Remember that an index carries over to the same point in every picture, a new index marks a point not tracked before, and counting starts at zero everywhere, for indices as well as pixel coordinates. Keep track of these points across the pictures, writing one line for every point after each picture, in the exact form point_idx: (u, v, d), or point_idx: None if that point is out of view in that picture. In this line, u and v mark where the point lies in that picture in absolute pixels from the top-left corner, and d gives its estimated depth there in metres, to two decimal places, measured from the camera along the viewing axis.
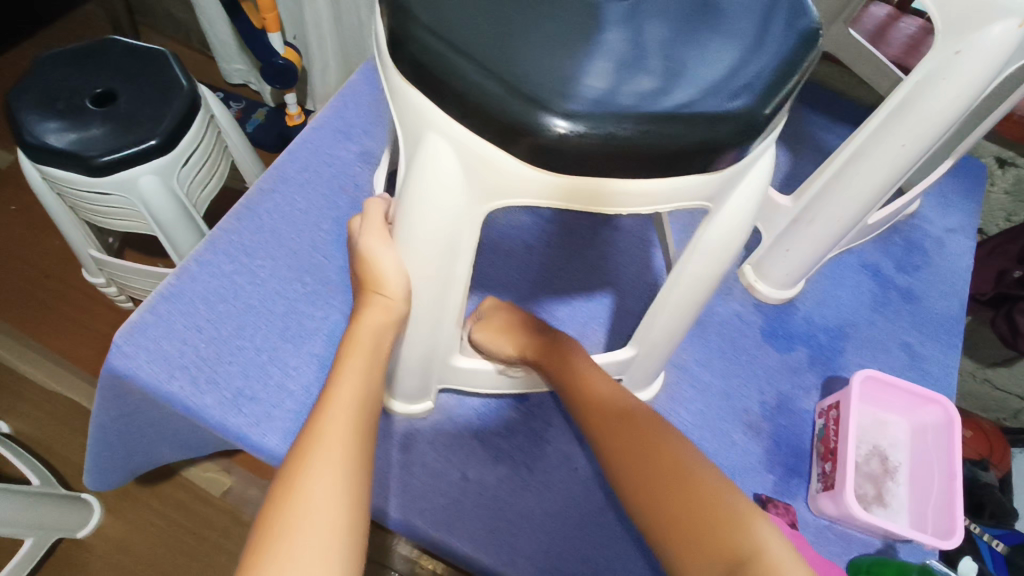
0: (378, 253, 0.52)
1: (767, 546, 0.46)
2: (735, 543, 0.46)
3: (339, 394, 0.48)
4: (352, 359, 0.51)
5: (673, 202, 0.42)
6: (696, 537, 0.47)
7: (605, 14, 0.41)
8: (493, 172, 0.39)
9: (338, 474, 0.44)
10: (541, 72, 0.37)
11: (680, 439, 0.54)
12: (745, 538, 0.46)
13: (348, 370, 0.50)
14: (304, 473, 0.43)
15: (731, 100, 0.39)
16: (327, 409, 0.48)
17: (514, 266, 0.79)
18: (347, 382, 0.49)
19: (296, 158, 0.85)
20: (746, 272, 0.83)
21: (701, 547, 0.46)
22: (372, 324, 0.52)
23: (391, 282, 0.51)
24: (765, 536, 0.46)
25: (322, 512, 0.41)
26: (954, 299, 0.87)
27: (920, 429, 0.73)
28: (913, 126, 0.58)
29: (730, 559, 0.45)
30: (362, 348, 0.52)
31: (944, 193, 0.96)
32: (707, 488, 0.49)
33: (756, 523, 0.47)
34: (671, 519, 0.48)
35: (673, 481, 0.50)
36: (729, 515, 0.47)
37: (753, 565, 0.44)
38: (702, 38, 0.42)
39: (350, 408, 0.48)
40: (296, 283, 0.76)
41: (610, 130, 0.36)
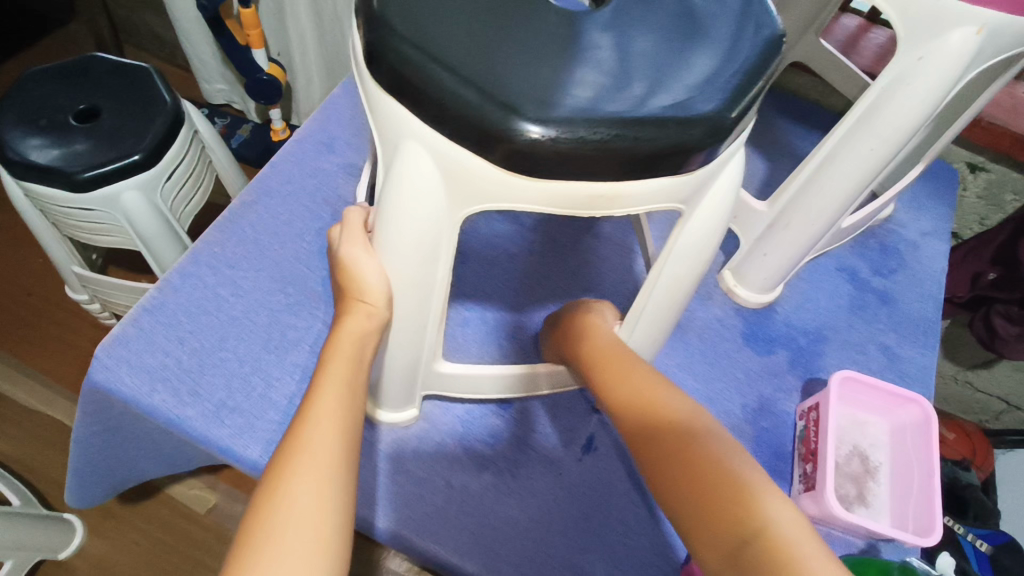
0: (359, 259, 0.52)
1: (780, 519, 0.44)
2: (749, 517, 0.44)
3: (323, 398, 0.49)
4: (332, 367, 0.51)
5: (650, 203, 0.42)
6: (709, 513, 0.46)
7: (580, 20, 0.40)
8: (468, 178, 0.39)
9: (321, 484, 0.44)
10: (514, 78, 0.37)
11: (699, 414, 0.53)
12: (762, 517, 0.44)
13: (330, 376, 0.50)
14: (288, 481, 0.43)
15: (700, 103, 0.38)
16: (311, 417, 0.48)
17: (497, 275, 0.80)
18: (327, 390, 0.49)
19: (278, 171, 0.85)
20: (726, 277, 0.84)
21: (714, 522, 0.45)
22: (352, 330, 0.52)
23: (372, 289, 0.51)
24: (775, 511, 0.45)
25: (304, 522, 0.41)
26: (929, 300, 0.89)
27: (900, 429, 0.74)
28: (881, 129, 0.60)
29: (742, 533, 0.44)
30: (345, 355, 0.52)
31: (917, 197, 0.98)
32: (720, 464, 0.48)
33: (768, 497, 0.46)
34: (686, 496, 0.47)
35: (689, 456, 0.49)
36: (742, 490, 0.46)
37: (763, 540, 0.43)
38: (674, 42, 0.41)
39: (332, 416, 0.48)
40: (279, 294, 0.76)
41: (583, 135, 0.36)
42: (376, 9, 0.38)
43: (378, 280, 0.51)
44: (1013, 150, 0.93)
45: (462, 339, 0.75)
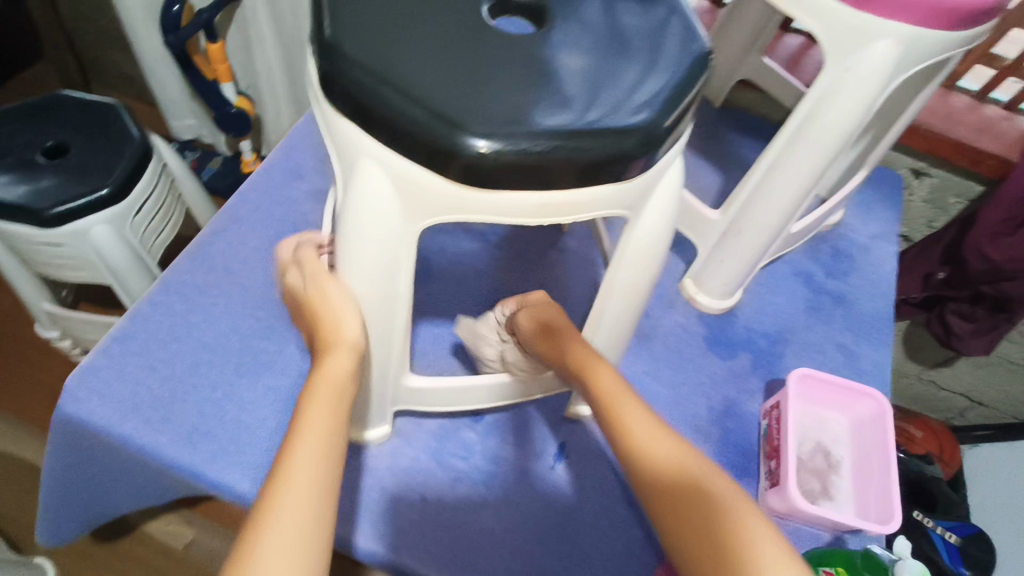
0: (333, 296, 0.51)
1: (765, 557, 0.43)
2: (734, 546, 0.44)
3: (303, 440, 0.45)
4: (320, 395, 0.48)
5: (595, 210, 0.45)
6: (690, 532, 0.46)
7: (518, 41, 0.43)
8: (422, 191, 0.41)
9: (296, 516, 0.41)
10: (459, 97, 0.39)
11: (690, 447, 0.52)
12: (746, 545, 0.44)
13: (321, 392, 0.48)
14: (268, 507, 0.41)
15: (634, 115, 0.41)
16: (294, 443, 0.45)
17: (465, 292, 0.82)
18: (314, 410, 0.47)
19: (247, 199, 0.87)
20: (687, 284, 0.87)
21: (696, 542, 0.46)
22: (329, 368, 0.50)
23: (348, 333, 0.50)
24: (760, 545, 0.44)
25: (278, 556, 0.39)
26: (882, 300, 0.93)
27: (859, 423, 0.77)
28: (817, 137, 0.64)
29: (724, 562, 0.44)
30: (327, 393, 0.48)
31: (866, 203, 1.03)
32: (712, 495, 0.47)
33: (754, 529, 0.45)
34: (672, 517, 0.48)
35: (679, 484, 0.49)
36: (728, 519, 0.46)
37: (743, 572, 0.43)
38: (609, 59, 0.44)
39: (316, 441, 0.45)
40: (250, 318, 0.77)
41: (525, 147, 0.38)
42: (328, 37, 0.41)
43: (355, 325, 0.51)
44: (953, 155, 0.98)
45: (433, 356, 0.76)
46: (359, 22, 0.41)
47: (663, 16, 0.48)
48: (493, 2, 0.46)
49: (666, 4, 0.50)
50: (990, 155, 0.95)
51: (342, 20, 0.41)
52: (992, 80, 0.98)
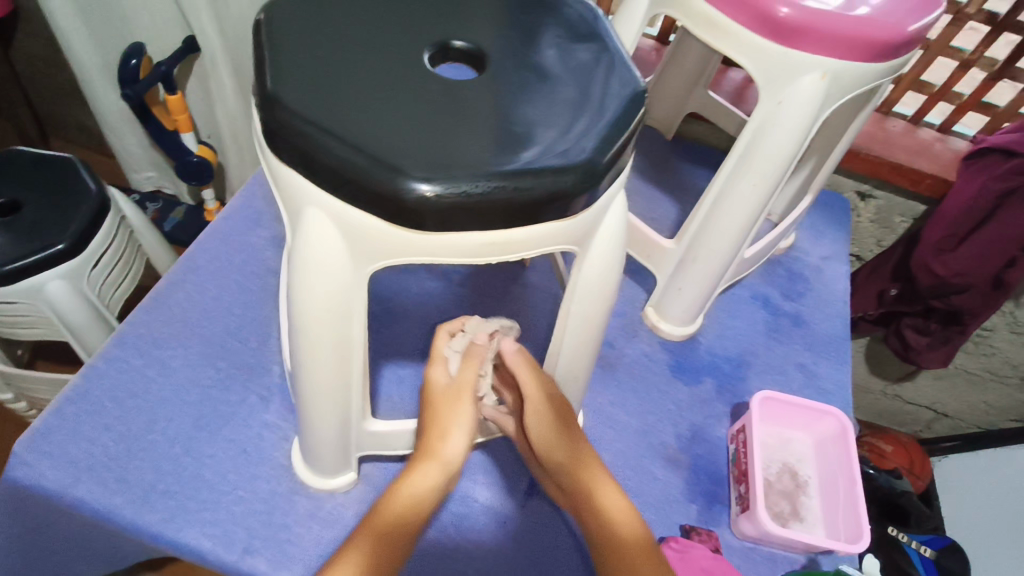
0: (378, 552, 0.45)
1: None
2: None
3: None
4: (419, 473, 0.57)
5: (542, 246, 0.46)
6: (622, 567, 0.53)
7: (458, 87, 0.45)
8: (368, 235, 0.42)
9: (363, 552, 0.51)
10: (400, 142, 0.40)
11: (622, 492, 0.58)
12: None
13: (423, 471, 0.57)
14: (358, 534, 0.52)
15: (573, 154, 0.43)
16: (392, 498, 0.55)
17: (429, 331, 0.82)
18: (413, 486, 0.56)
19: (205, 249, 0.86)
20: (649, 313, 0.88)
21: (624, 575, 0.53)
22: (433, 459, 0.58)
23: None
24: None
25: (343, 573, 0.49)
26: (838, 319, 0.95)
27: (822, 442, 0.79)
28: (758, 166, 0.67)
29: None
30: None
31: (817, 226, 1.07)
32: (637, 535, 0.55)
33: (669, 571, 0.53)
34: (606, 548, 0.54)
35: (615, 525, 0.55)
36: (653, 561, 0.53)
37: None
38: (548, 101, 0.46)
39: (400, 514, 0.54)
40: (210, 369, 0.76)
41: (466, 189, 0.39)
42: (269, 89, 0.41)
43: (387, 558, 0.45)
44: (892, 176, 1.03)
45: (397, 397, 0.76)
46: (300, 74, 0.42)
47: (598, 58, 0.51)
48: (433, 50, 0.48)
49: (601, 46, 0.52)
50: (928, 175, 1.00)
51: (284, 72, 0.42)
52: (923, 105, 1.03)
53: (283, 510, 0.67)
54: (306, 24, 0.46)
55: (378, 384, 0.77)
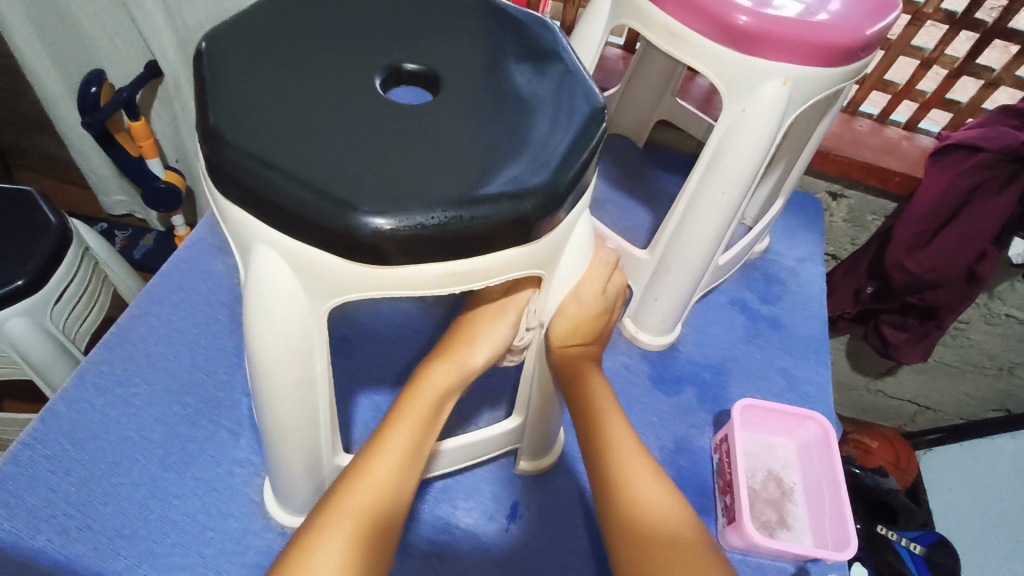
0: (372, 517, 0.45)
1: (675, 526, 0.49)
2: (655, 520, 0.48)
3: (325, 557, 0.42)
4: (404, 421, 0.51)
5: (505, 274, 0.44)
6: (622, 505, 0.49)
7: (411, 113, 0.44)
8: (322, 271, 0.40)
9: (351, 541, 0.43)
10: (352, 175, 0.39)
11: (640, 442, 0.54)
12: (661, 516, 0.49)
13: (394, 435, 0.50)
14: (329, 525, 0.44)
15: (532, 177, 0.42)
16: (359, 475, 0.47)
17: (405, 354, 0.81)
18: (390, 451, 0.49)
19: (169, 279, 0.84)
20: (627, 324, 0.87)
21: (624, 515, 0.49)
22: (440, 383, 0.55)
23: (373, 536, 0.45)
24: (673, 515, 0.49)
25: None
26: (815, 320, 0.95)
27: (806, 447, 0.78)
28: (726, 175, 0.67)
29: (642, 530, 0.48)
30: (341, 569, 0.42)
31: (790, 227, 1.07)
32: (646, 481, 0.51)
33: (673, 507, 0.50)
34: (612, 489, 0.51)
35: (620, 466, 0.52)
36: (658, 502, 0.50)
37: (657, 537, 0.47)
38: (506, 123, 0.45)
39: (388, 483, 0.47)
40: (176, 406, 0.73)
41: (421, 221, 0.38)
42: (212, 125, 0.40)
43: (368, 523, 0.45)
44: (862, 175, 1.03)
45: (373, 424, 0.74)
46: (244, 107, 0.41)
47: (555, 76, 0.50)
48: (386, 75, 0.47)
49: (559, 63, 0.51)
50: (896, 174, 1.00)
51: (228, 107, 0.41)
52: (888, 104, 1.04)
53: (256, 549, 0.64)
54: (252, 54, 0.45)
55: (353, 412, 0.75)
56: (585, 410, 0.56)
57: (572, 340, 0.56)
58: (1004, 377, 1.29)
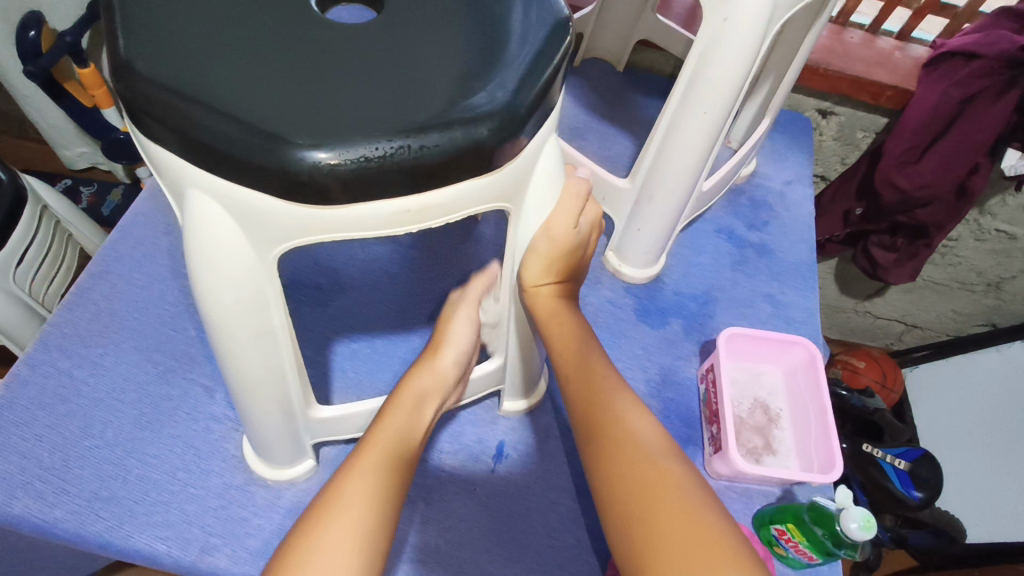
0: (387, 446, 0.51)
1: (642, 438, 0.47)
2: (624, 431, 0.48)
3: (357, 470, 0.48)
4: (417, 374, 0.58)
5: (467, 208, 0.41)
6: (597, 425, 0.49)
7: (348, 31, 0.39)
8: (261, 215, 0.37)
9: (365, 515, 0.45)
10: (283, 104, 0.35)
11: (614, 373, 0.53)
12: (630, 434, 0.48)
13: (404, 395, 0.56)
14: (321, 521, 0.45)
15: (488, 98, 0.38)
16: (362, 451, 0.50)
17: (381, 299, 0.78)
18: (392, 427, 0.53)
19: (129, 234, 0.79)
20: (610, 258, 0.85)
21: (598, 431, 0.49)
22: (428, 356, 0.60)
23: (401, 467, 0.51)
24: (643, 431, 0.48)
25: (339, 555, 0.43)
26: (803, 244, 0.93)
27: (792, 373, 0.77)
28: (708, 93, 0.63)
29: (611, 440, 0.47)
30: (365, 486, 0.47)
31: (778, 149, 1.03)
32: (624, 408, 0.50)
33: (640, 420, 0.49)
34: (589, 406, 0.51)
35: (593, 390, 0.51)
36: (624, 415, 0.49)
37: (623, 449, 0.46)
38: (458, 39, 0.40)
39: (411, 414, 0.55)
40: (146, 365, 0.71)
41: (364, 154, 0.34)
42: (123, 56, 0.35)
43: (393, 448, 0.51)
44: (853, 90, 0.98)
45: (351, 373, 0.72)
46: (157, 34, 0.36)
47: None
48: None
49: None
50: (888, 88, 0.96)
51: (139, 35, 0.36)
52: (881, 13, 0.98)
53: (240, 503, 0.63)
54: None
55: (331, 362, 0.73)
56: (559, 352, 0.54)
57: (544, 279, 0.54)
58: (992, 293, 1.29)
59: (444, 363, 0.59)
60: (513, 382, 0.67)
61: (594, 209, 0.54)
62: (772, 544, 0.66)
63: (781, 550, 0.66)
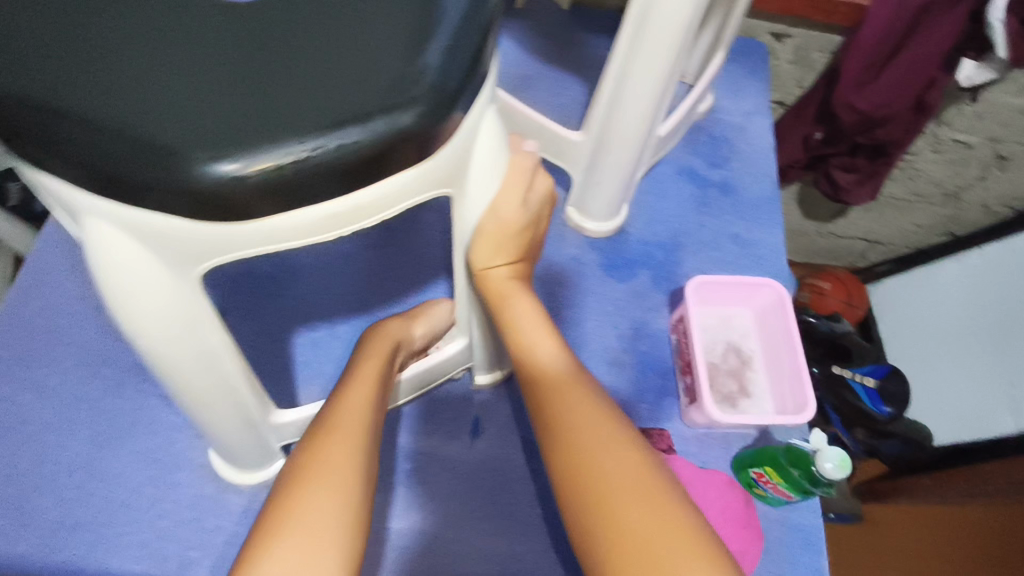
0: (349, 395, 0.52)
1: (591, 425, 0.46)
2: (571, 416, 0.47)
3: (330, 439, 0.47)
4: (392, 327, 0.62)
5: (403, 202, 0.38)
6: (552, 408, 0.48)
7: (239, 10, 0.34)
8: (172, 237, 0.33)
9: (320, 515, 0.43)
10: (172, 111, 0.30)
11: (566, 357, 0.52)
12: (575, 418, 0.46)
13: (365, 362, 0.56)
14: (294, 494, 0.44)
15: (410, 79, 0.34)
16: (336, 411, 0.51)
17: (337, 282, 0.74)
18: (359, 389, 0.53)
19: (53, 241, 0.73)
20: (571, 214, 0.82)
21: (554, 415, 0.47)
22: (403, 321, 0.63)
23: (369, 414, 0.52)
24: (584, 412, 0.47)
25: (312, 526, 0.42)
26: (765, 177, 0.91)
27: (762, 313, 0.77)
28: (655, 34, 0.59)
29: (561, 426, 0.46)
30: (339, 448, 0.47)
31: (734, 80, 0.99)
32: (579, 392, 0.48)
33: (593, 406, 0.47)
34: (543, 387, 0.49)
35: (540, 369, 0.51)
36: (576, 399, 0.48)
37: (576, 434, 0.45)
38: (367, 6, 0.35)
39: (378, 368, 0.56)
40: (95, 381, 0.67)
41: (274, 161, 0.31)
42: None
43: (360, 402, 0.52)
44: (806, 11, 0.95)
45: (315, 363, 0.70)
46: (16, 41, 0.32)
47: None
48: None
49: None
50: (842, 5, 0.92)
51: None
52: None
53: (214, 512, 0.61)
54: None
55: (292, 355, 0.70)
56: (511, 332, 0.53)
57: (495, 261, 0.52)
58: (950, 203, 1.29)
59: (415, 334, 0.63)
60: (482, 357, 0.66)
61: (543, 182, 0.50)
62: (753, 487, 0.67)
63: (761, 491, 0.67)
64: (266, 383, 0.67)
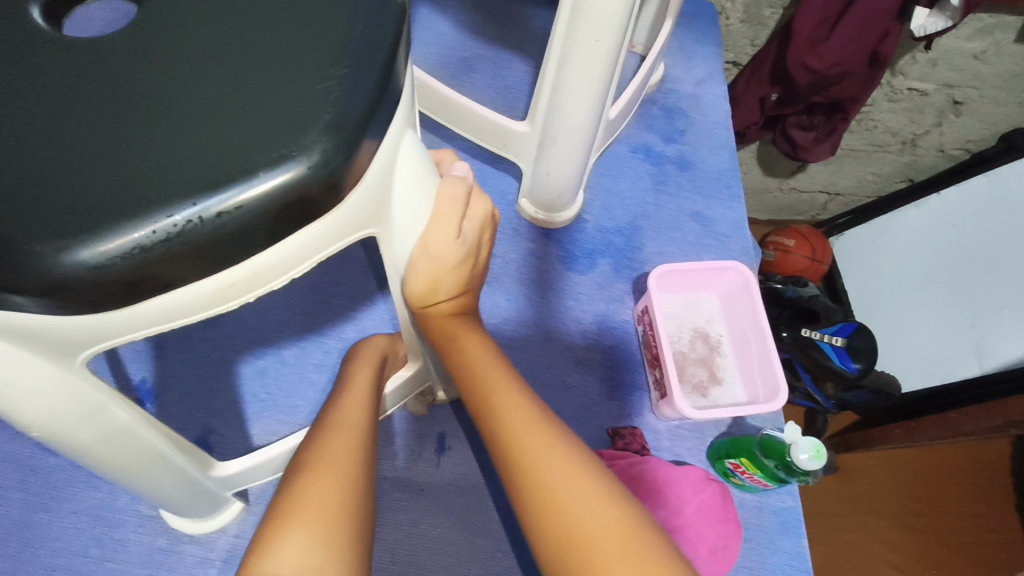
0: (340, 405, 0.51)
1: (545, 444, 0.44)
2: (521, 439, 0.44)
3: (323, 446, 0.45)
4: (376, 343, 0.61)
5: (316, 256, 0.34)
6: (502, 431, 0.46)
7: (92, 58, 0.30)
8: (42, 333, 0.29)
9: (324, 545, 0.38)
10: (17, 195, 0.27)
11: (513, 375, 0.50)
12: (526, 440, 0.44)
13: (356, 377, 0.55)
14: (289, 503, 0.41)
15: (301, 126, 0.30)
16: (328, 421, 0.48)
17: (280, 303, 0.69)
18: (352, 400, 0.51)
19: None
20: (524, 206, 0.78)
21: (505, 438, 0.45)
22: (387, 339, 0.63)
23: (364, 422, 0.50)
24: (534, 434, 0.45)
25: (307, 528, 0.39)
26: (723, 148, 0.88)
27: (727, 296, 0.75)
28: (594, 18, 0.54)
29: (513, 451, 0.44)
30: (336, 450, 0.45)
31: (685, 46, 0.95)
32: (526, 412, 0.46)
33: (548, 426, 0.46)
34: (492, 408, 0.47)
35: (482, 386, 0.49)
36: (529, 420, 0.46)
37: (529, 459, 0.43)
38: (244, 40, 0.31)
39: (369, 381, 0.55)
40: (23, 439, 0.61)
41: (144, 241, 0.27)
42: None
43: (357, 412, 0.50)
44: None
45: (263, 394, 0.65)
46: None
47: None
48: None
49: None
50: None
51: None
52: None
53: (169, 566, 0.58)
54: None
55: (239, 388, 0.65)
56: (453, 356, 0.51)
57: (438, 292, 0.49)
58: (908, 151, 1.28)
59: (399, 350, 0.63)
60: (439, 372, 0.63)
61: (480, 205, 0.46)
62: (729, 476, 0.66)
63: (738, 480, 0.66)
64: (213, 422, 0.63)
